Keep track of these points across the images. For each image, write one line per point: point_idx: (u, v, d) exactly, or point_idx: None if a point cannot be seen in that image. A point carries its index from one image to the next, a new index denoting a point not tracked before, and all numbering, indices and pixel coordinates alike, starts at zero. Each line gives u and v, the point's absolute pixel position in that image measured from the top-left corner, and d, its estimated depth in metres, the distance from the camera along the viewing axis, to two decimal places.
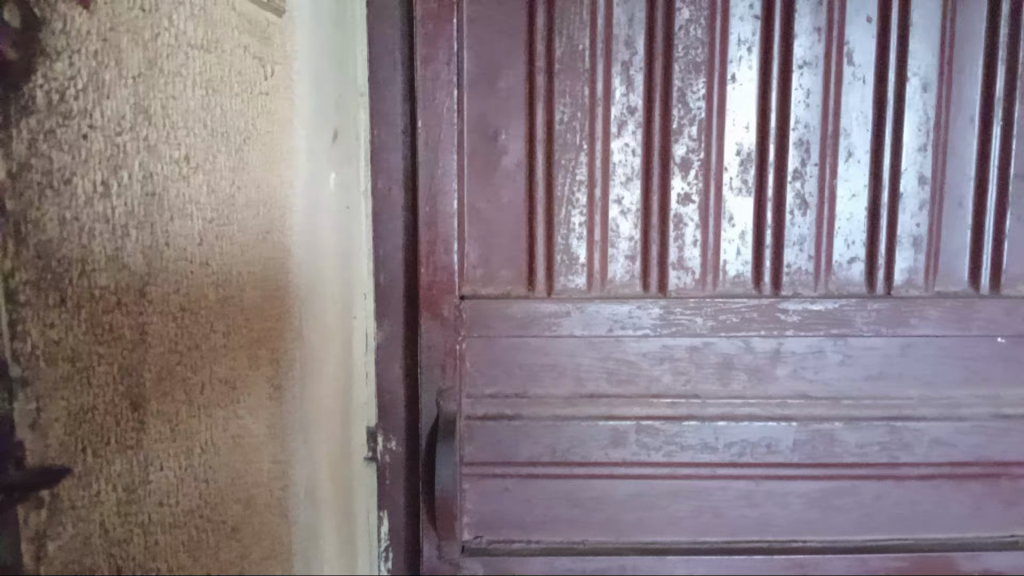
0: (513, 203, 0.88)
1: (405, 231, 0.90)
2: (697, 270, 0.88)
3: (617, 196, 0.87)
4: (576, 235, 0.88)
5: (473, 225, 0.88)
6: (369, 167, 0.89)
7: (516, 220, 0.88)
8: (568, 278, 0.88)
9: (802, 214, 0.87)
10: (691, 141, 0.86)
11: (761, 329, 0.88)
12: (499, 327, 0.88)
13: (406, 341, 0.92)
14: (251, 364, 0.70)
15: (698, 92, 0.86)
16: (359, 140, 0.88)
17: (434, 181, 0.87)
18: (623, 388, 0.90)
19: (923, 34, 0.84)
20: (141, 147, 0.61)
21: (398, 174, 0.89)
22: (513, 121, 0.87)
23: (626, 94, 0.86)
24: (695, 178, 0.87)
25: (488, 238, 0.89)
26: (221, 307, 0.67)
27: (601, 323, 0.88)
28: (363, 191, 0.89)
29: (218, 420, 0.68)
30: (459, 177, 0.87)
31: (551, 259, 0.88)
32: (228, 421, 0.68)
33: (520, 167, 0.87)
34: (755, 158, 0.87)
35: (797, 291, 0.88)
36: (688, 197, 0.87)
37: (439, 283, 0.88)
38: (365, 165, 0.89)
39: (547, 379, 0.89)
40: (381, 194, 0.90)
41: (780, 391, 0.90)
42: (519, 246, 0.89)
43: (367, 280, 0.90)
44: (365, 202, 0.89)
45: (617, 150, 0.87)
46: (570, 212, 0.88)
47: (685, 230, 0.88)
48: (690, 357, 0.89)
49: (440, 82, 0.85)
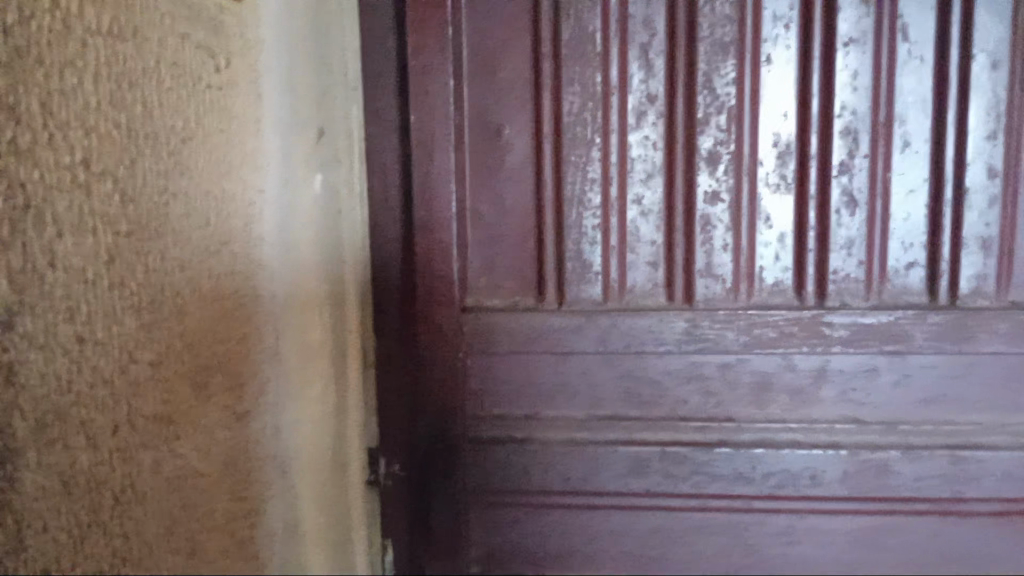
0: (517, 204, 0.79)
1: (402, 238, 0.81)
2: (728, 278, 0.78)
3: (636, 195, 0.78)
4: (588, 239, 0.78)
5: (478, 230, 0.80)
6: (365, 167, 0.81)
7: (523, 223, 0.79)
8: (581, 288, 0.79)
9: (850, 214, 0.76)
10: (719, 132, 0.76)
11: (803, 346, 0.78)
12: (504, 343, 0.80)
13: (406, 357, 0.83)
14: (195, 393, 0.64)
15: (727, 76, 0.75)
16: (353, 139, 0.80)
17: (427, 181, 0.78)
18: (645, 410, 0.80)
19: (992, 4, 0.73)
20: (6, 150, 0.49)
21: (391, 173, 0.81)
22: (518, 114, 0.78)
23: (645, 81, 0.76)
24: (725, 174, 0.77)
25: (491, 244, 0.80)
26: (141, 334, 0.59)
27: (618, 339, 0.79)
28: (359, 195, 0.81)
29: (138, 464, 0.59)
30: (457, 178, 0.79)
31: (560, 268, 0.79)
32: (155, 464, 0.61)
33: (527, 162, 0.78)
34: (795, 150, 0.76)
35: (845, 302, 0.77)
36: (716, 194, 0.77)
37: (438, 294, 0.80)
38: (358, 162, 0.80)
39: (559, 399, 0.80)
40: (377, 196, 0.81)
41: (826, 415, 0.79)
42: (528, 253, 0.80)
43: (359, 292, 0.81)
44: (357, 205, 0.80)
45: (635, 144, 0.77)
46: (583, 214, 0.78)
47: (713, 233, 0.77)
48: (722, 376, 0.79)
49: (434, 72, 0.77)
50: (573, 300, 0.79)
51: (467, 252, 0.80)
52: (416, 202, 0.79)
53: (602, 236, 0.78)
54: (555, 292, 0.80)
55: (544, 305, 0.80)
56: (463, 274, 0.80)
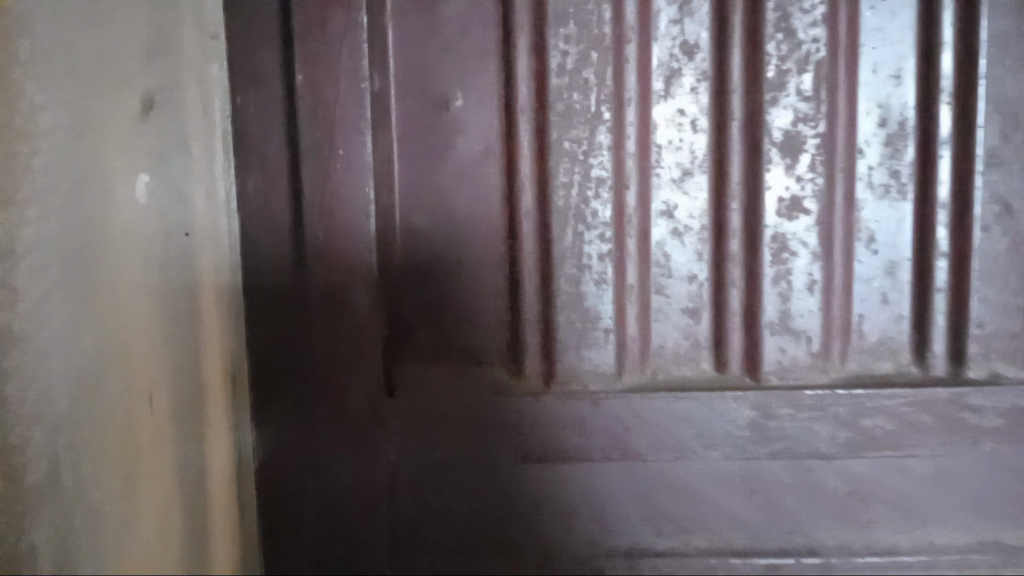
0: (477, 224, 0.49)
1: (291, 277, 0.49)
2: (813, 335, 0.49)
3: (664, 203, 0.48)
4: (592, 277, 0.49)
5: (416, 267, 0.49)
6: (232, 162, 0.49)
7: (486, 255, 0.49)
8: (582, 355, 0.49)
9: (1000, 233, 0.48)
10: (800, 103, 0.47)
11: (935, 444, 0.49)
12: (456, 446, 0.50)
13: (303, 471, 0.50)
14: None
15: (811, 13, 0.47)
16: (213, 117, 0.49)
17: (329, 185, 0.48)
18: (680, 541, 0.51)
19: None
20: None
21: (275, 169, 0.49)
22: (478, 76, 0.48)
23: (679, 20, 0.47)
24: (809, 169, 0.48)
25: (436, 289, 0.49)
26: None
27: (644, 437, 0.49)
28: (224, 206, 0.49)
29: None
30: (375, 180, 0.48)
31: (547, 325, 0.49)
32: None
33: (491, 154, 0.48)
34: (914, 133, 0.48)
35: (996, 373, 0.49)
36: (797, 202, 0.48)
37: (349, 366, 0.49)
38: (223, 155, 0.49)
39: (546, 527, 0.51)
40: (250, 208, 0.49)
41: (957, 545, 0.51)
42: (495, 304, 0.49)
43: (225, 363, 0.50)
44: (220, 223, 0.49)
45: (664, 123, 0.48)
46: (582, 236, 0.48)
47: (792, 264, 0.48)
48: (800, 488, 0.50)
49: (338, 8, 0.47)
50: (569, 376, 0.49)
51: (397, 302, 0.50)
52: (313, 219, 0.49)
53: (613, 272, 0.49)
54: (541, 363, 0.50)
55: (522, 385, 0.50)
56: (391, 334, 0.50)
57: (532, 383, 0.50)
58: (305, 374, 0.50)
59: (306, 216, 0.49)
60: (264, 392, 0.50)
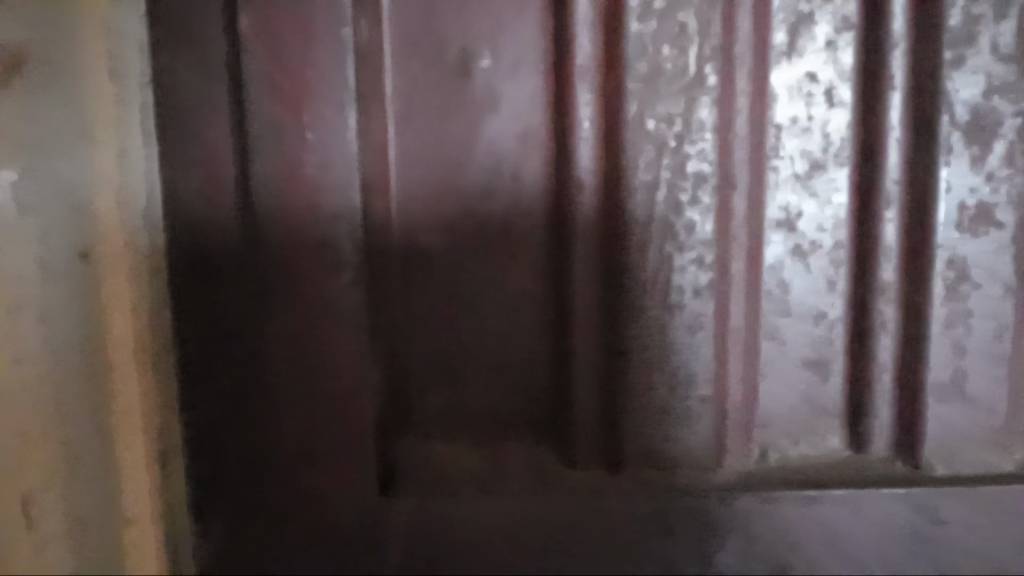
0: (513, 242, 0.33)
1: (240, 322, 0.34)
2: (998, 403, 0.34)
3: (787, 213, 0.33)
4: (684, 322, 0.33)
5: (424, 305, 0.34)
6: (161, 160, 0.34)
7: (526, 287, 0.34)
8: (667, 435, 0.34)
9: None
10: (993, 66, 0.32)
11: None
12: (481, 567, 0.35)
13: None
14: None
15: None
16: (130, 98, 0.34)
17: (294, 185, 0.33)
18: None
19: None
20: None
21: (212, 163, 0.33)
22: (515, 24, 0.32)
23: None
24: (1003, 163, 0.32)
25: (454, 336, 0.34)
26: None
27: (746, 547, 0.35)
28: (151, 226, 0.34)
29: None
30: (364, 177, 0.33)
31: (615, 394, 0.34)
32: None
33: (533, 139, 0.33)
34: None
35: None
36: (983, 210, 0.33)
37: (327, 450, 0.34)
38: (145, 138, 0.34)
39: None
40: (182, 225, 0.34)
41: None
42: (540, 357, 0.34)
43: (148, 438, 0.36)
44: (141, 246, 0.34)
45: (788, 94, 0.32)
46: (671, 261, 0.33)
47: (970, 302, 0.33)
48: None
49: None
50: (646, 465, 0.34)
51: (398, 356, 0.34)
52: (275, 233, 0.33)
53: (713, 314, 0.33)
54: (605, 447, 0.34)
55: (578, 477, 0.34)
56: (388, 403, 0.34)
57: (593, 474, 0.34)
58: (268, 457, 0.34)
59: (265, 229, 0.33)
60: (212, 479, 0.35)
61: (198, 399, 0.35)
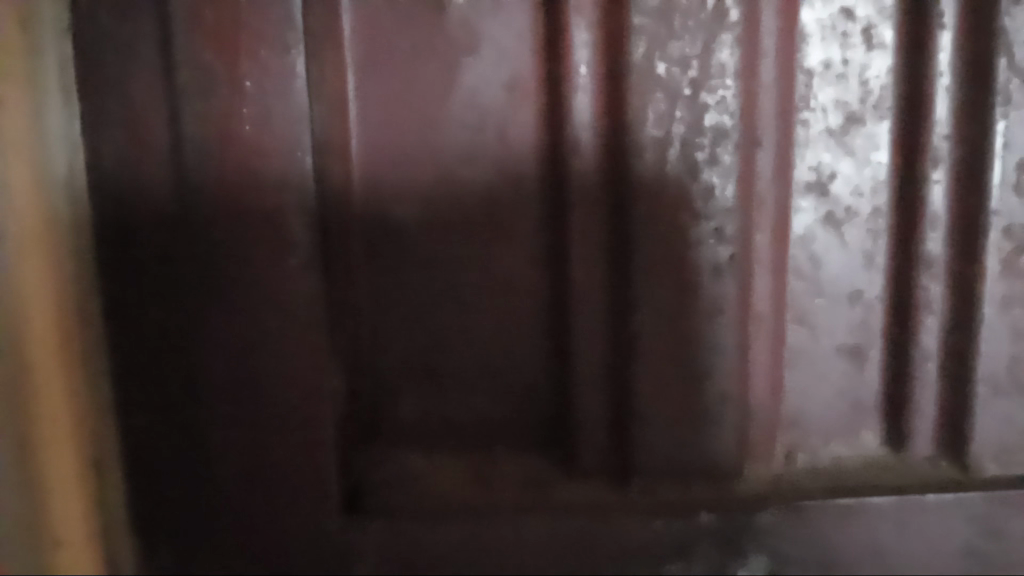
0: (500, 218, 0.28)
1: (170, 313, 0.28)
2: None
3: (820, 175, 0.28)
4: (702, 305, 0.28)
5: (395, 293, 0.29)
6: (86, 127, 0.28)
7: (516, 267, 0.29)
8: (681, 435, 0.29)
9: None
10: None
11: None
12: None
13: None
14: None
15: None
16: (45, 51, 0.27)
17: (227, 148, 0.27)
18: None
19: None
20: None
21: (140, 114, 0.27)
22: None
23: None
24: None
25: (430, 327, 0.29)
26: None
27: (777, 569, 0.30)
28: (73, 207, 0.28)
29: None
30: (317, 138, 0.27)
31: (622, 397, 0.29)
32: None
33: (520, 91, 0.28)
34: None
35: None
36: None
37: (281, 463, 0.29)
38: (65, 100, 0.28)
39: None
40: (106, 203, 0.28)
41: None
42: (532, 350, 0.29)
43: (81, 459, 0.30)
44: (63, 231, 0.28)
45: (821, 34, 0.27)
46: (686, 235, 0.28)
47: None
48: None
49: None
50: (659, 478, 0.29)
51: (364, 354, 0.29)
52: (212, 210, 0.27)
53: (734, 298, 0.28)
54: (610, 455, 0.30)
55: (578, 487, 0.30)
56: (360, 407, 0.30)
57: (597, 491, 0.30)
58: (219, 475, 0.29)
59: (206, 204, 0.27)
60: (151, 500, 0.30)
61: (128, 410, 0.29)
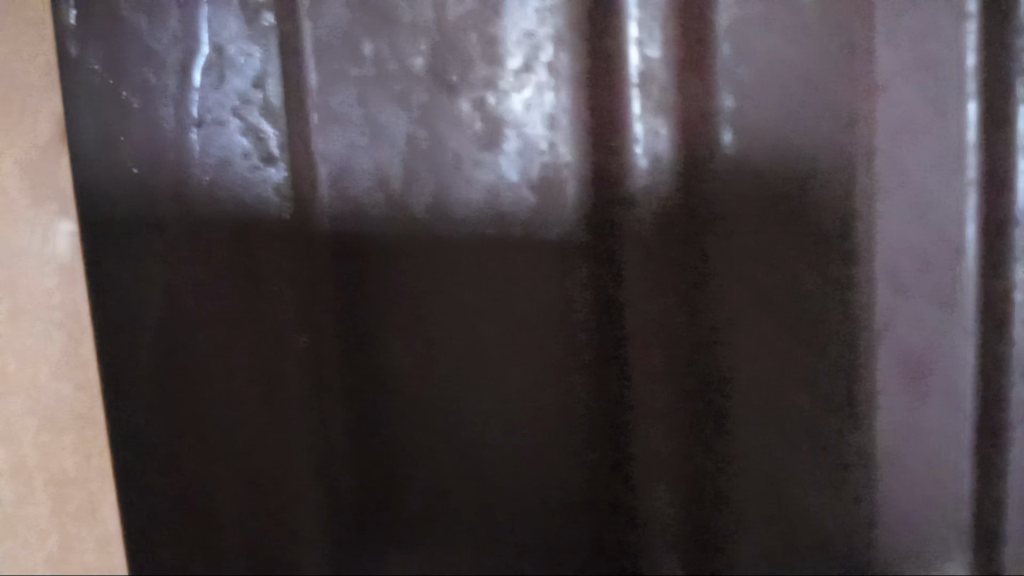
0: (565, 258, 0.27)
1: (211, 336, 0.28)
2: None
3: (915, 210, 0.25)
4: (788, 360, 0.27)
5: (449, 348, 0.28)
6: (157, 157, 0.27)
7: (582, 320, 0.27)
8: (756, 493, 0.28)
9: None
10: None
11: None
12: None
13: None
14: None
15: None
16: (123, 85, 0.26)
17: (297, 191, 0.27)
18: None
19: None
20: None
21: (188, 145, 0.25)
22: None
23: None
24: None
25: (487, 376, 0.28)
26: None
27: None
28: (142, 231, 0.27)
29: None
30: (377, 188, 0.27)
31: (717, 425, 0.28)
32: None
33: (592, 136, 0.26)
34: None
35: None
36: None
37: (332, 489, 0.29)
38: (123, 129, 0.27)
39: None
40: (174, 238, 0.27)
41: None
42: (597, 407, 0.28)
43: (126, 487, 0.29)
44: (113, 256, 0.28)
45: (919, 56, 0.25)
46: (775, 288, 0.26)
47: None
48: None
49: None
50: (740, 535, 0.28)
51: (421, 404, 0.28)
52: (261, 241, 0.27)
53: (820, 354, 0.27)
54: (680, 516, 0.29)
55: (647, 548, 0.29)
56: (413, 458, 0.29)
57: (703, 523, 0.28)
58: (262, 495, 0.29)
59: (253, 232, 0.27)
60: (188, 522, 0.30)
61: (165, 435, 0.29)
